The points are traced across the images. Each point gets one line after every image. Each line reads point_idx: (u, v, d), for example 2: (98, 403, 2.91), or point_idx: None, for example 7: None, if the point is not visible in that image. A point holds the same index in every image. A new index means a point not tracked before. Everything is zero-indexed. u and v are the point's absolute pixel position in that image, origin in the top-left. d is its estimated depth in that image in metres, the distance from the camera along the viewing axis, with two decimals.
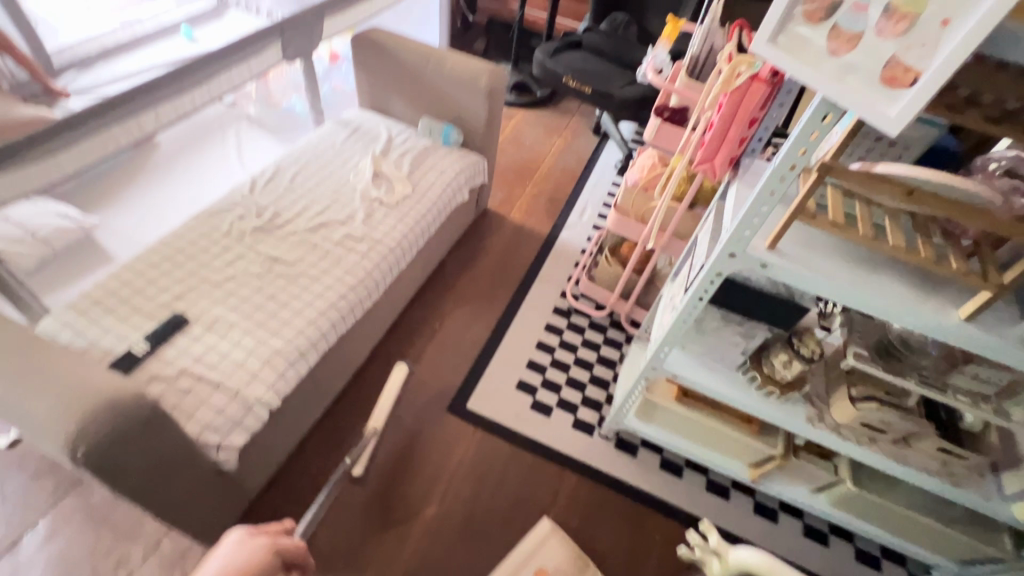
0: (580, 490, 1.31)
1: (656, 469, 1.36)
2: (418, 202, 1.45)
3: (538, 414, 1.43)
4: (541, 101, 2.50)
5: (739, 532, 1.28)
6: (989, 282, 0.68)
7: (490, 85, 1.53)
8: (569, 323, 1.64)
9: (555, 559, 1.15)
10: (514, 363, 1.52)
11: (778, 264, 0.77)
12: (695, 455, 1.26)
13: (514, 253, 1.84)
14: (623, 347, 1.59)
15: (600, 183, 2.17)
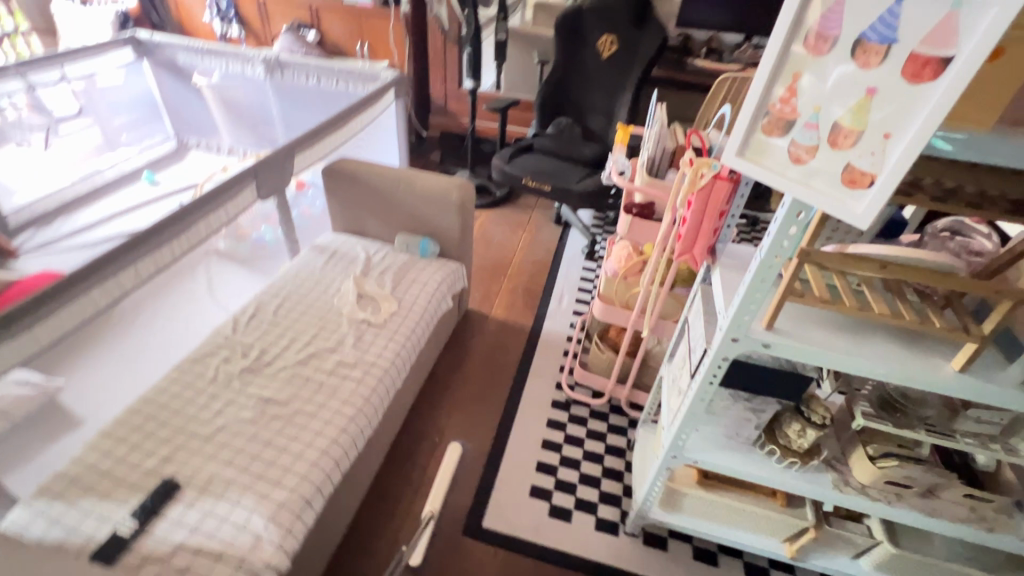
0: None
1: (689, 561, 1.29)
2: (406, 318, 1.45)
3: (558, 521, 1.35)
4: (501, 200, 2.65)
5: None
6: (974, 336, 0.74)
7: (461, 198, 1.61)
8: (571, 415, 1.62)
9: None
10: (523, 467, 1.47)
11: (780, 342, 0.81)
12: (728, 539, 1.21)
13: (503, 351, 1.85)
14: (629, 432, 1.57)
15: (571, 269, 2.26)
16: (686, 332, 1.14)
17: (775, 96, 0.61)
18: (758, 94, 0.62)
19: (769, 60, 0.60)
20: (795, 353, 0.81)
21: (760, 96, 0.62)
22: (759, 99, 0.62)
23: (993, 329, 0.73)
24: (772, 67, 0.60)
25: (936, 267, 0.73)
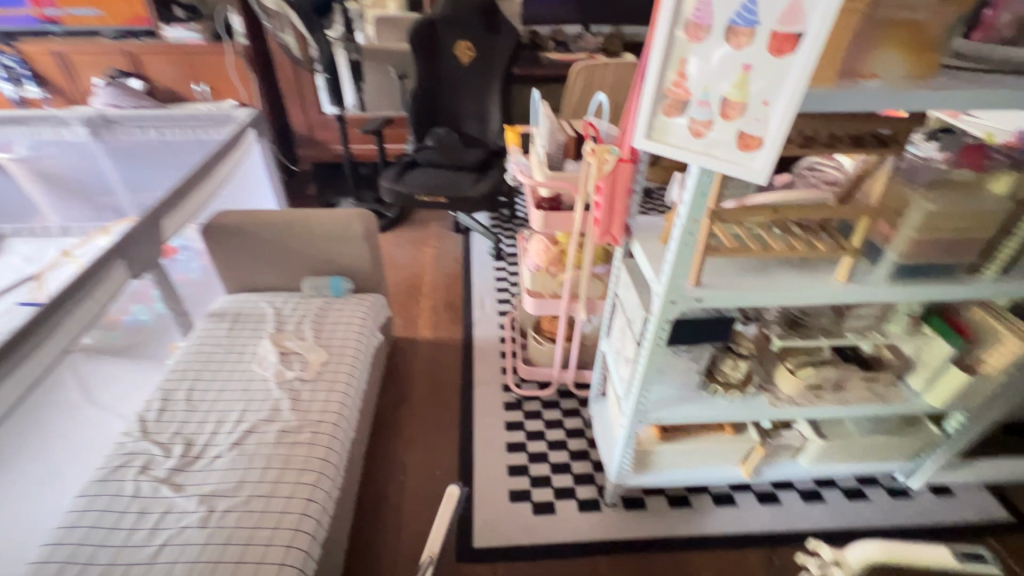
0: (620, 569, 1.28)
1: (668, 509, 1.40)
2: (340, 364, 1.37)
3: (545, 517, 1.38)
4: (396, 220, 2.58)
5: (761, 529, 1.36)
6: (850, 250, 0.89)
7: (365, 228, 1.55)
8: (526, 412, 1.66)
9: None
10: (497, 477, 1.48)
11: (710, 294, 0.91)
12: (695, 478, 1.33)
13: (443, 371, 1.82)
14: (582, 411, 1.66)
15: (484, 271, 2.29)
16: (618, 306, 1.22)
17: (669, 81, 0.70)
18: (654, 80, 0.70)
19: (658, 50, 0.68)
20: (722, 299, 0.91)
21: (656, 82, 0.71)
22: (655, 84, 0.70)
23: (861, 241, 0.89)
24: (661, 56, 0.68)
25: (811, 201, 0.86)
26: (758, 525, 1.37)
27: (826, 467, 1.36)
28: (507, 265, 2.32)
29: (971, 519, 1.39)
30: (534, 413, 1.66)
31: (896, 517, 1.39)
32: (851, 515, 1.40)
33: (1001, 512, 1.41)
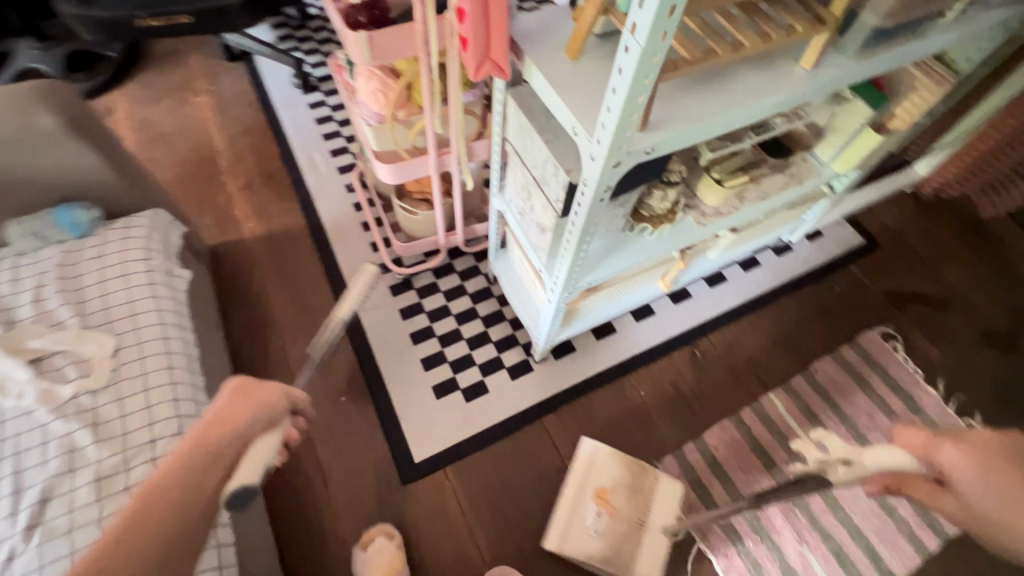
0: (567, 419, 1.26)
1: (597, 342, 1.35)
2: (142, 343, 0.92)
3: (480, 400, 1.26)
4: (127, 64, 1.69)
5: (680, 330, 1.39)
6: (830, 24, 0.63)
7: (64, 114, 0.90)
8: (420, 289, 1.40)
9: (608, 477, 1.15)
10: (413, 376, 1.28)
11: (663, 138, 0.62)
12: (619, 308, 1.24)
13: (298, 274, 1.40)
14: (482, 267, 1.43)
15: (297, 113, 1.66)
16: (513, 155, 0.88)
17: None
18: None
19: None
20: (678, 138, 0.64)
21: None
22: None
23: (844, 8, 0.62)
24: None
25: None
26: (677, 327, 1.39)
27: (732, 252, 1.34)
28: (324, 97, 1.70)
29: (839, 254, 1.54)
30: (429, 289, 1.40)
31: (783, 274, 1.50)
32: (750, 286, 1.47)
33: (859, 239, 1.57)
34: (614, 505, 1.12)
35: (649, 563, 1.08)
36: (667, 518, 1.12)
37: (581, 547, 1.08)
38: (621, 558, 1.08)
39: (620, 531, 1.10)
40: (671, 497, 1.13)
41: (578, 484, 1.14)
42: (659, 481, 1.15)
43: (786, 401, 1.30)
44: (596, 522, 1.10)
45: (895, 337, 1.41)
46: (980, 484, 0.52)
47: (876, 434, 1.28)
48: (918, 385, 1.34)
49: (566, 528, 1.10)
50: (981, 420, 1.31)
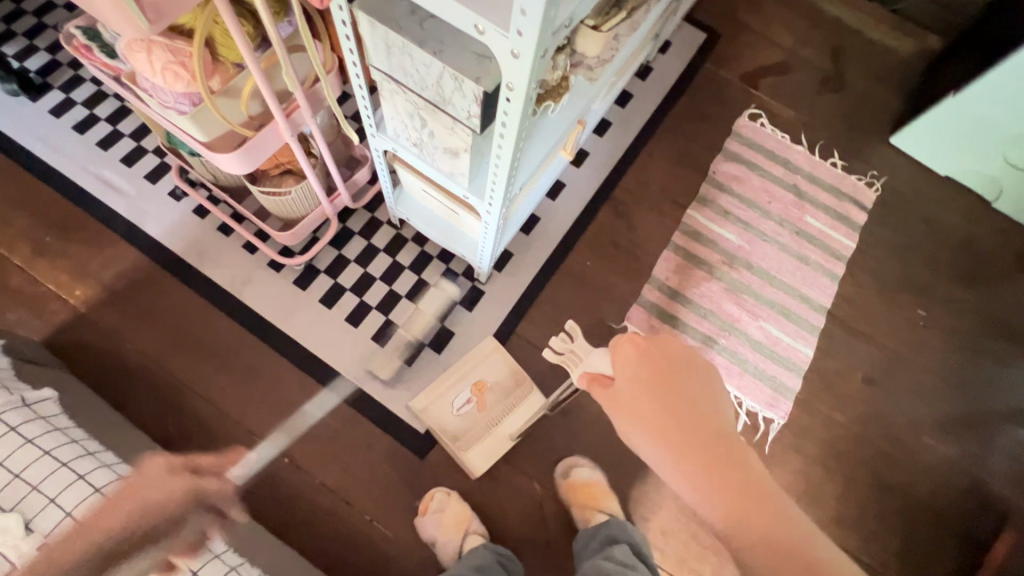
0: (537, 320, 1.26)
1: (528, 237, 1.32)
2: (57, 499, 0.79)
3: (449, 346, 1.21)
4: None
5: (594, 191, 1.39)
6: None
7: None
8: (328, 269, 1.23)
9: (493, 373, 1.16)
10: (372, 357, 1.18)
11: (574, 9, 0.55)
12: (536, 196, 1.20)
13: (182, 320, 1.18)
14: (381, 216, 1.28)
15: (46, 131, 1.25)
16: (382, 82, 0.73)
17: None
18: None
19: None
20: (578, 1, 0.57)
21: None
22: None
23: None
24: None
25: None
26: (589, 189, 1.39)
27: (611, 94, 1.31)
28: (65, 94, 1.28)
29: (691, 57, 1.58)
30: (338, 264, 1.24)
31: (654, 97, 1.52)
32: (632, 121, 1.48)
33: (701, 35, 1.61)
34: (484, 399, 1.14)
35: (481, 457, 1.13)
36: (517, 425, 1.15)
37: (437, 420, 1.12)
38: (462, 441, 1.12)
39: (474, 424, 1.13)
40: (531, 410, 1.15)
41: (459, 371, 1.14)
42: (531, 396, 1.16)
43: (701, 211, 1.41)
44: (462, 406, 1.13)
45: (760, 115, 1.54)
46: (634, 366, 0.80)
47: (777, 204, 1.44)
48: (789, 149, 1.51)
49: (433, 399, 1.12)
50: (841, 155, 1.52)
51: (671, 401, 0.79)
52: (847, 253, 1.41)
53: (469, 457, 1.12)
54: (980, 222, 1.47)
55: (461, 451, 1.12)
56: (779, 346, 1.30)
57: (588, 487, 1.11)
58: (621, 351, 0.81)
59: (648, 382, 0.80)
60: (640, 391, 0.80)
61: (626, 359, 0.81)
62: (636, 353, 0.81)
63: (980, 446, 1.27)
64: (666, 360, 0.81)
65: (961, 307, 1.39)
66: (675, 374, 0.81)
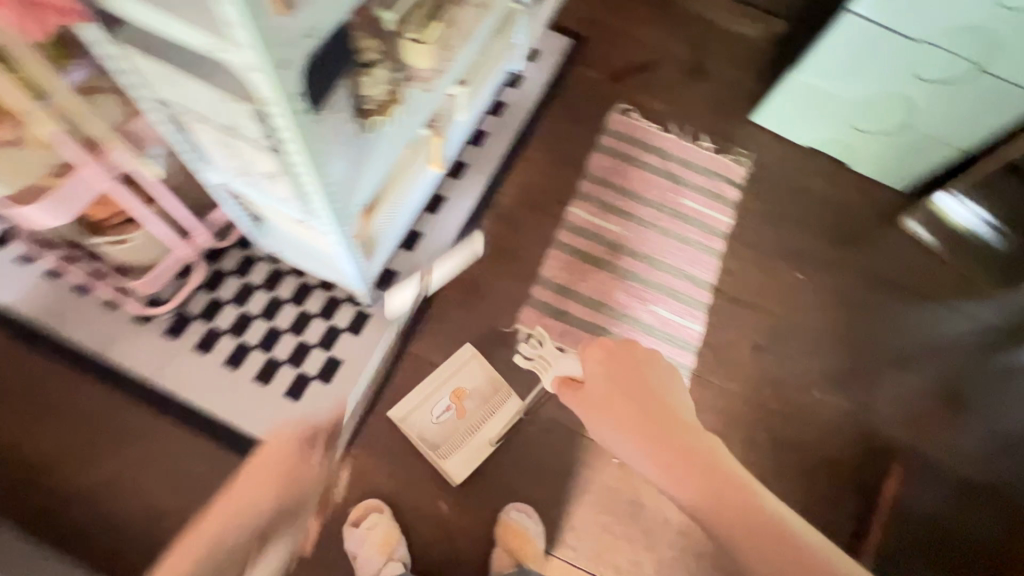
0: (428, 335, 1.25)
1: (412, 254, 1.32)
2: None
3: (338, 374, 1.18)
4: None
5: (475, 200, 1.41)
6: None
7: None
8: (202, 313, 1.19)
9: (472, 381, 1.19)
10: (256, 398, 1.14)
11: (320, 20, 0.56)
12: (408, 208, 1.21)
13: (45, 391, 1.12)
14: (255, 252, 1.25)
15: None
16: (183, 115, 0.72)
17: None
18: None
19: None
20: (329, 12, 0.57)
21: None
22: None
23: None
24: None
25: None
26: (470, 198, 1.40)
27: (475, 105, 1.33)
28: None
29: (560, 62, 1.64)
30: (212, 308, 1.19)
31: (527, 103, 1.56)
32: (507, 128, 1.52)
33: (568, 40, 1.68)
34: (464, 407, 1.16)
35: (462, 464, 1.13)
36: (499, 429, 1.16)
37: (419, 428, 1.14)
38: (449, 448, 1.13)
39: (461, 430, 1.15)
40: (509, 415, 1.16)
41: (436, 382, 1.17)
42: (508, 401, 1.18)
43: (583, 206, 1.44)
44: (441, 413, 1.15)
45: (630, 109, 1.60)
46: (598, 369, 0.78)
47: (655, 191, 1.49)
48: (660, 138, 1.57)
49: (411, 410, 1.15)
50: (709, 138, 1.60)
51: (645, 401, 0.74)
52: (724, 229, 1.47)
53: (449, 465, 1.12)
54: (842, 184, 1.58)
55: (443, 459, 1.12)
56: (670, 326, 1.34)
57: (520, 532, 1.07)
58: (588, 351, 0.79)
59: (615, 381, 0.77)
60: (610, 393, 0.76)
61: (592, 359, 0.79)
62: (602, 355, 0.78)
63: (867, 392, 1.33)
64: (633, 367, 0.77)
65: (834, 265, 1.47)
66: (643, 376, 0.77)
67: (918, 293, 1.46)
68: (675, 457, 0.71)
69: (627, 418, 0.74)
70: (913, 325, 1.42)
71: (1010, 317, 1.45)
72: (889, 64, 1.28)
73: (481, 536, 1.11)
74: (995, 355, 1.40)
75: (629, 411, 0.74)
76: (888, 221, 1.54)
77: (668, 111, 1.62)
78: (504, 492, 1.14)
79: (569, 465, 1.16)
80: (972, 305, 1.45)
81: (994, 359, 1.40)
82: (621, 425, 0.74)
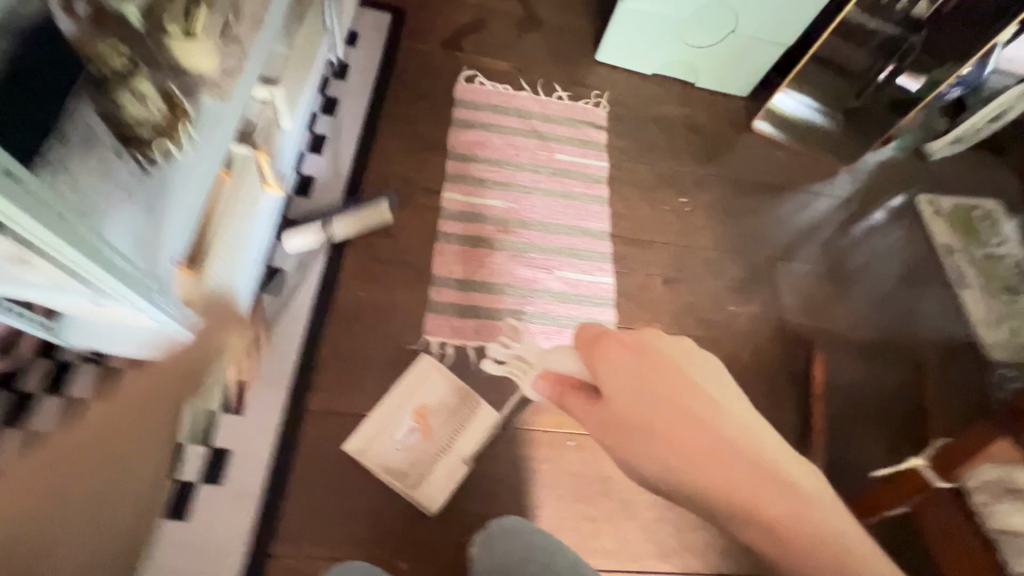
0: (327, 382, 1.06)
1: (279, 297, 1.11)
2: None
3: (230, 468, 0.96)
4: None
5: (335, 215, 1.22)
6: None
7: None
8: (12, 457, 0.90)
9: (435, 396, 1.09)
10: (129, 535, 0.89)
11: None
12: (256, 245, 1.01)
13: None
14: (68, 357, 0.97)
15: None
16: None
17: None
18: None
19: None
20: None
21: None
22: None
23: None
24: None
25: None
26: (328, 215, 1.21)
27: (300, 106, 1.13)
28: None
29: (384, 41, 1.47)
30: (29, 445, 0.91)
31: (361, 93, 1.38)
32: (347, 126, 1.33)
33: (385, 16, 1.50)
34: (430, 425, 1.07)
35: (437, 489, 1.02)
36: (472, 443, 1.07)
37: (383, 458, 1.02)
38: (419, 474, 1.02)
39: (428, 451, 1.04)
40: (482, 425, 1.08)
41: (396, 402, 1.07)
42: (480, 410, 1.10)
43: (457, 188, 1.31)
44: (406, 436, 1.05)
45: (476, 75, 1.49)
46: (613, 373, 0.67)
47: (526, 154, 1.41)
48: (515, 97, 1.48)
49: (371, 440, 1.03)
50: (562, 87, 1.54)
51: (681, 400, 0.63)
52: (602, 174, 1.43)
53: (421, 492, 1.01)
54: (694, 104, 1.61)
55: (413, 488, 1.01)
56: (581, 287, 1.28)
57: None
58: (601, 355, 0.68)
59: (634, 380, 0.65)
60: (635, 398, 0.64)
61: (606, 361, 0.67)
62: (621, 354, 0.67)
63: (771, 291, 1.39)
64: (666, 365, 0.65)
65: (709, 181, 1.50)
66: (678, 376, 0.65)
67: (784, 186, 1.54)
68: (705, 466, 0.59)
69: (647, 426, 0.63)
70: (789, 217, 1.50)
71: (858, 187, 1.59)
72: None
73: None
74: (857, 223, 1.53)
75: (650, 416, 0.63)
76: (742, 128, 1.61)
77: (513, 68, 1.53)
78: (466, 522, 1.01)
79: (525, 466, 1.07)
80: (828, 185, 1.57)
81: (858, 228, 1.53)
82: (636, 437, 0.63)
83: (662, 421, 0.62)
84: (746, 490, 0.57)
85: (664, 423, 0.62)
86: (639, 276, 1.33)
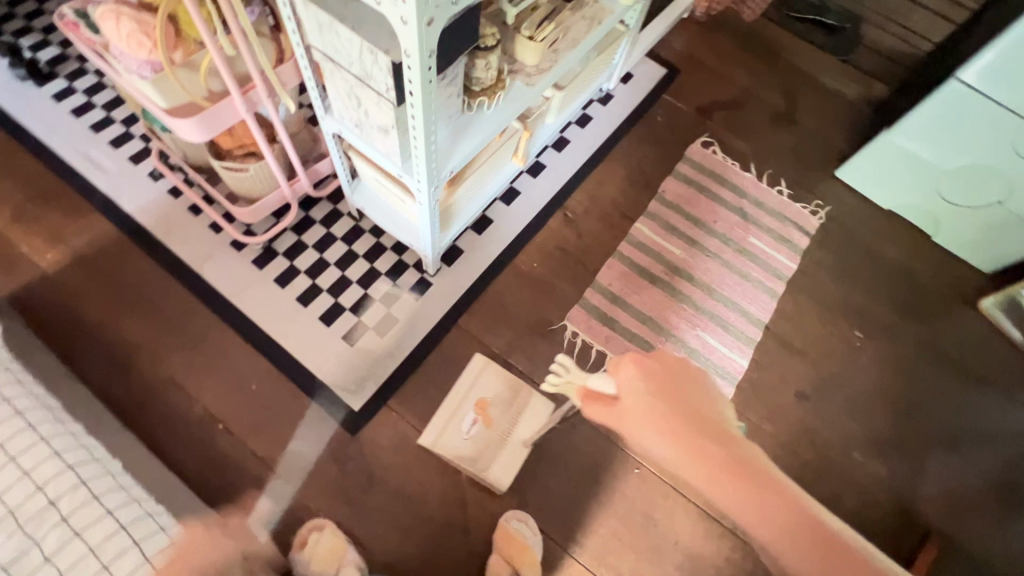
0: (481, 313, 1.32)
1: (481, 238, 1.40)
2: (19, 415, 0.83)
3: (393, 332, 1.26)
4: None
5: (548, 200, 1.48)
6: None
7: None
8: (286, 251, 1.31)
9: (489, 391, 1.23)
10: (317, 336, 1.24)
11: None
12: (487, 194, 1.30)
13: (144, 289, 1.26)
14: (341, 208, 1.37)
15: (46, 115, 1.38)
16: (327, 69, 0.85)
17: None
18: None
19: None
20: None
21: None
22: None
23: None
24: None
25: None
26: (543, 198, 1.48)
27: (567, 111, 1.40)
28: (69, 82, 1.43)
29: (651, 89, 1.70)
30: (297, 248, 1.32)
31: (612, 121, 1.63)
32: (589, 141, 1.59)
33: (662, 70, 1.73)
34: (490, 415, 1.20)
35: (503, 469, 1.15)
36: (530, 430, 1.19)
37: (453, 449, 1.16)
38: (486, 459, 1.16)
39: (494, 438, 1.18)
40: (540, 417, 1.21)
41: (458, 400, 1.20)
42: (533, 399, 1.23)
43: (652, 224, 1.48)
44: (470, 428, 1.18)
45: (713, 143, 1.64)
46: (641, 379, 0.77)
47: (722, 224, 1.51)
48: (737, 175, 1.60)
49: (443, 435, 1.17)
50: (787, 184, 1.60)
51: (682, 408, 0.75)
52: (786, 273, 1.47)
53: (494, 474, 1.15)
54: (919, 254, 1.53)
55: (483, 471, 1.14)
56: (715, 354, 1.34)
57: (519, 542, 1.09)
58: (624, 369, 0.78)
59: (659, 399, 0.75)
60: (649, 403, 0.76)
61: (629, 375, 0.78)
62: (638, 372, 0.77)
63: (911, 468, 1.27)
64: (675, 378, 0.78)
65: (896, 332, 1.43)
66: (674, 384, 0.77)
67: (984, 378, 1.38)
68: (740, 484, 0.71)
69: (682, 440, 0.73)
70: (973, 410, 1.35)
71: None
72: (978, 131, 1.27)
73: (492, 510, 1.14)
74: None
75: (688, 433, 0.73)
76: (964, 300, 1.48)
77: (749, 151, 1.64)
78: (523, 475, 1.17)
79: (589, 465, 1.19)
80: None
81: None
82: (670, 444, 0.73)
83: (699, 438, 0.73)
84: (778, 514, 0.70)
85: (699, 442, 0.72)
86: (776, 377, 1.34)
